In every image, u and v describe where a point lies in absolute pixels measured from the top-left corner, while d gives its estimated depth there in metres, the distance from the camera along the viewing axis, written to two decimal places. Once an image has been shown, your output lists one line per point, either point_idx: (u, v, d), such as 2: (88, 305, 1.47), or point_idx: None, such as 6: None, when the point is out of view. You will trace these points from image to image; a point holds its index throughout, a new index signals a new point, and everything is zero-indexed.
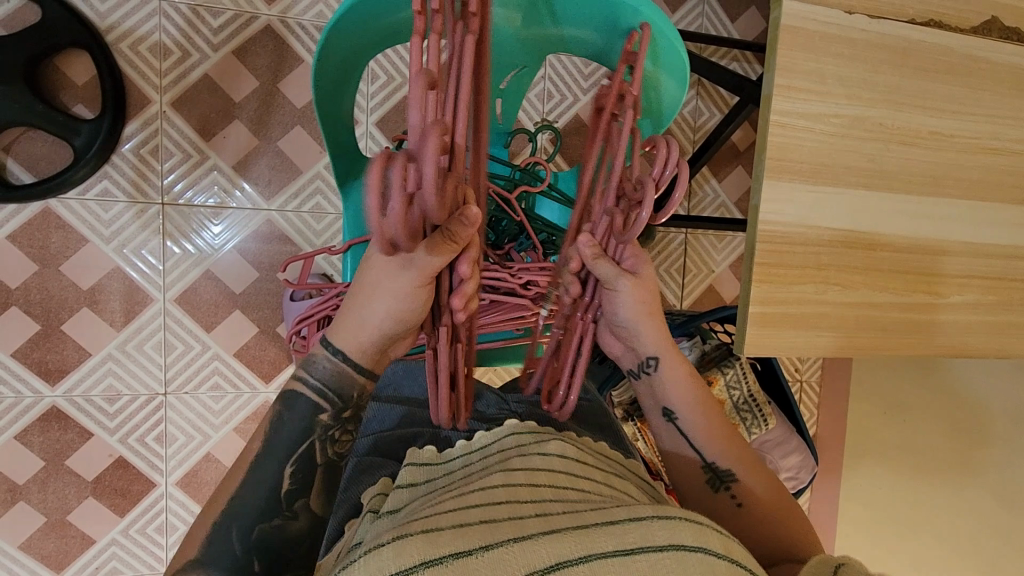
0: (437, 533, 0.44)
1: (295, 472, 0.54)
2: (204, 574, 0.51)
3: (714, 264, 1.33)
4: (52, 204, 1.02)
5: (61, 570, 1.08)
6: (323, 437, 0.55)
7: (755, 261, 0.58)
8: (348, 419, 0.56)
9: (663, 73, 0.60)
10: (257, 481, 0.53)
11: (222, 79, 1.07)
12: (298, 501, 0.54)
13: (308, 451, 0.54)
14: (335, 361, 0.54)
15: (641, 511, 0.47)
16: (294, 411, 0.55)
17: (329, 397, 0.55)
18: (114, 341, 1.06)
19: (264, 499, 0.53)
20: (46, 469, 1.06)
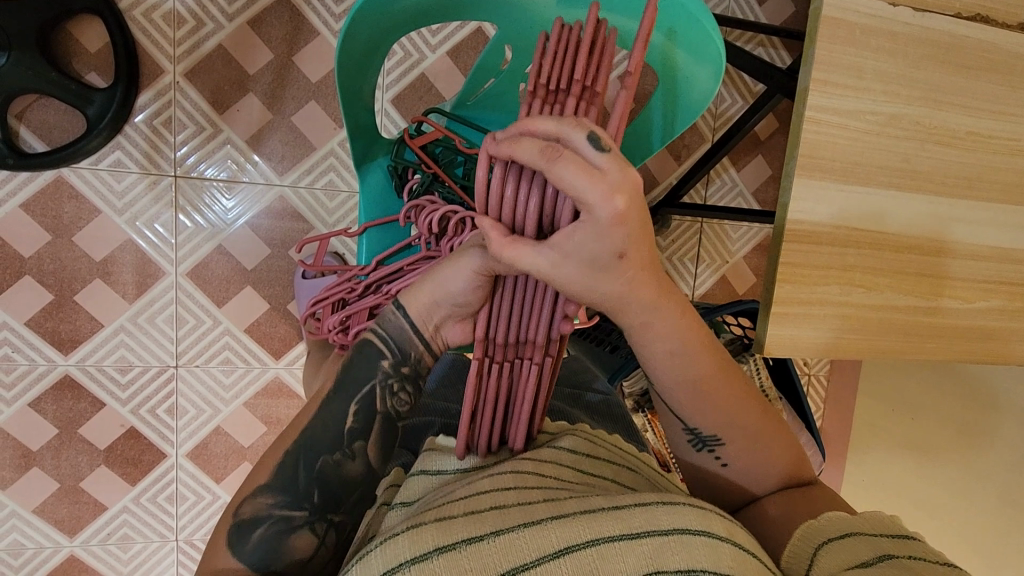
0: (450, 521, 0.45)
1: (358, 413, 0.57)
2: (267, 502, 0.55)
3: (728, 255, 1.32)
4: (65, 173, 1.01)
5: (74, 535, 1.11)
6: (386, 387, 0.58)
7: (780, 260, 0.57)
8: (409, 377, 0.58)
9: (695, 61, 0.59)
10: (323, 417, 0.57)
11: (236, 50, 1.05)
12: (359, 444, 0.57)
13: (371, 395, 0.57)
14: (399, 317, 0.56)
15: (646, 498, 0.48)
16: (362, 357, 0.58)
17: (392, 350, 0.57)
18: (126, 313, 1.07)
19: (326, 435, 0.57)
20: (60, 437, 1.07)
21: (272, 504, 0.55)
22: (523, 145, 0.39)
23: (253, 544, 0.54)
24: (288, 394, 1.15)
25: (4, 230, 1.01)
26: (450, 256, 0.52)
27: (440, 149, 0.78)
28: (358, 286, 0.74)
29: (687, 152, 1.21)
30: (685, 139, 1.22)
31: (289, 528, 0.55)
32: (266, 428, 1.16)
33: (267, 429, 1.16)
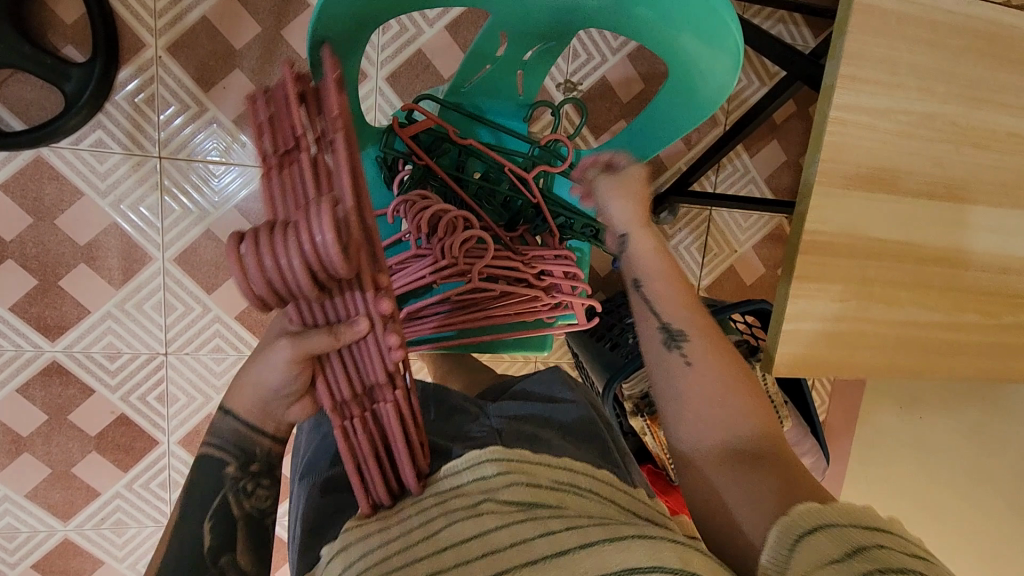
0: None
1: (215, 526, 0.50)
2: None
3: (737, 244, 1.27)
4: (44, 153, 0.97)
5: (67, 519, 1.10)
6: (239, 489, 0.51)
7: (794, 274, 0.52)
8: (258, 472, 0.52)
9: (711, 46, 0.52)
10: (179, 538, 0.49)
11: (221, 22, 0.98)
12: (224, 559, 0.50)
13: (224, 506, 0.50)
14: (228, 418, 0.51)
15: (590, 536, 0.43)
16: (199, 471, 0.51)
17: (232, 451, 0.51)
18: (113, 299, 1.04)
19: (185, 558, 0.49)
20: (49, 423, 1.06)
21: None
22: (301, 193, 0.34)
23: None
24: None
25: None
26: (261, 348, 0.48)
27: (433, 139, 0.72)
28: None
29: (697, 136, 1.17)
30: None
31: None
32: None
33: None
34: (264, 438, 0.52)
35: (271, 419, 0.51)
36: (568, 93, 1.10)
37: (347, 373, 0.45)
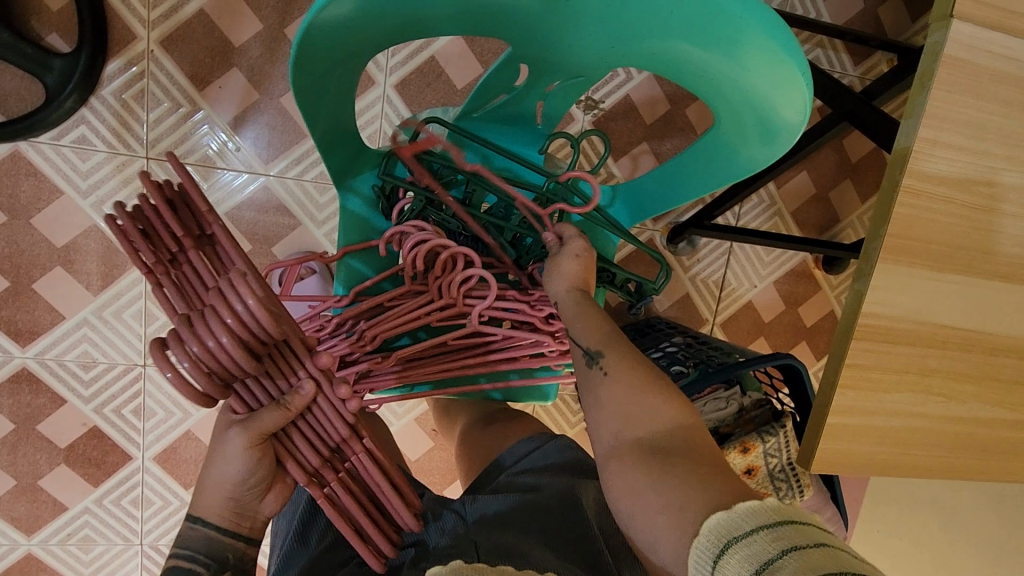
0: None
1: None
2: None
3: (756, 279, 1.20)
4: (22, 147, 0.90)
5: (32, 533, 1.04)
6: None
7: (845, 361, 0.45)
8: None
9: (773, 93, 0.45)
10: None
11: (220, 17, 0.91)
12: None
13: None
14: (195, 527, 0.52)
15: None
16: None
17: (206, 563, 0.52)
18: (91, 306, 0.97)
19: None
20: (17, 432, 1.00)
21: None
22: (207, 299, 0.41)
23: None
24: None
25: None
26: (214, 446, 0.50)
27: (439, 165, 0.65)
28: (329, 324, 0.63)
29: None
30: None
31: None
32: None
33: None
34: (240, 540, 0.53)
35: (246, 518, 0.53)
36: (588, 112, 1.03)
37: (314, 436, 0.51)
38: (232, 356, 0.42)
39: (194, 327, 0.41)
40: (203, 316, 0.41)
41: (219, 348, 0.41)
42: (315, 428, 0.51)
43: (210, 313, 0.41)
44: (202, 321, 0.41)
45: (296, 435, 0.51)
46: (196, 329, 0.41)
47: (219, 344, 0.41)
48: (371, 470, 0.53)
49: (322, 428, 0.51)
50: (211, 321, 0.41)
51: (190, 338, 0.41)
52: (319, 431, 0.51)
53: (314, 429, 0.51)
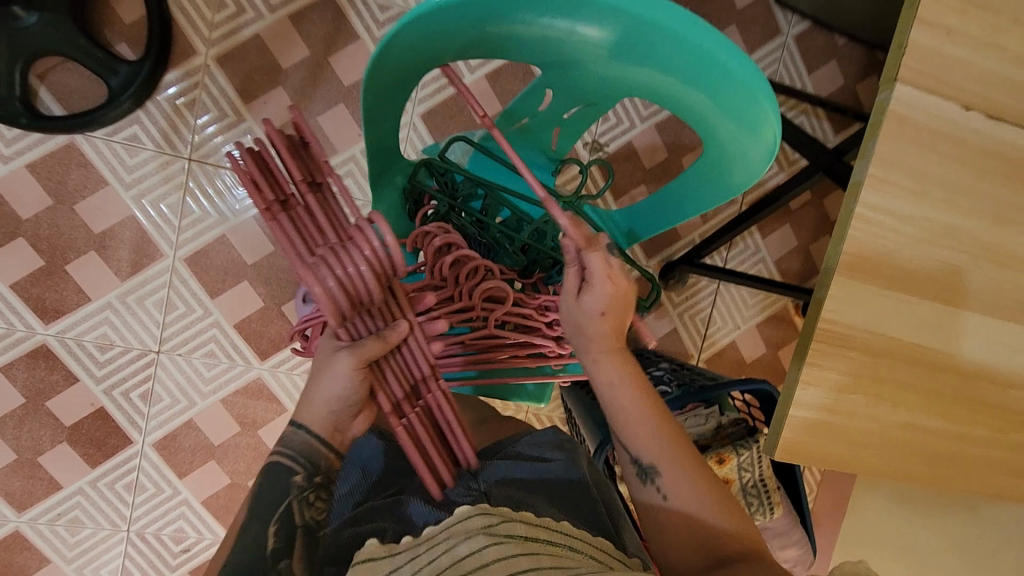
0: None
1: (278, 532, 0.55)
2: None
3: (741, 320, 1.28)
4: (77, 140, 0.99)
5: (22, 510, 1.06)
6: (301, 499, 0.57)
7: (806, 361, 0.52)
8: (323, 484, 0.59)
9: (751, 137, 0.52)
10: (242, 541, 0.54)
11: (273, 42, 1.02)
12: (284, 565, 0.53)
13: (288, 511, 0.56)
14: (300, 431, 0.58)
15: None
16: (267, 480, 0.57)
17: (302, 463, 0.58)
18: (117, 291, 1.03)
19: (246, 560, 0.53)
20: (26, 407, 1.03)
21: None
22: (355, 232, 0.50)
23: None
24: (268, 398, 1.11)
25: (6, 190, 0.97)
26: (318, 372, 0.58)
27: (462, 178, 0.74)
28: None
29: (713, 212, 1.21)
30: None
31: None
32: (240, 428, 1.11)
33: (241, 430, 1.11)
34: (331, 452, 0.59)
35: (340, 434, 0.60)
36: (593, 153, 1.14)
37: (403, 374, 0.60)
38: (371, 279, 0.51)
39: (350, 252, 0.50)
40: (355, 244, 0.50)
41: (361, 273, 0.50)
42: (403, 364, 0.60)
43: (359, 241, 0.50)
44: (354, 246, 0.50)
45: (385, 368, 0.59)
46: (344, 257, 0.50)
47: (361, 268, 0.50)
48: (444, 407, 0.60)
49: (409, 364, 0.59)
50: (359, 247, 0.50)
51: (341, 262, 0.50)
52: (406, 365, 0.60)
53: (403, 365, 0.60)
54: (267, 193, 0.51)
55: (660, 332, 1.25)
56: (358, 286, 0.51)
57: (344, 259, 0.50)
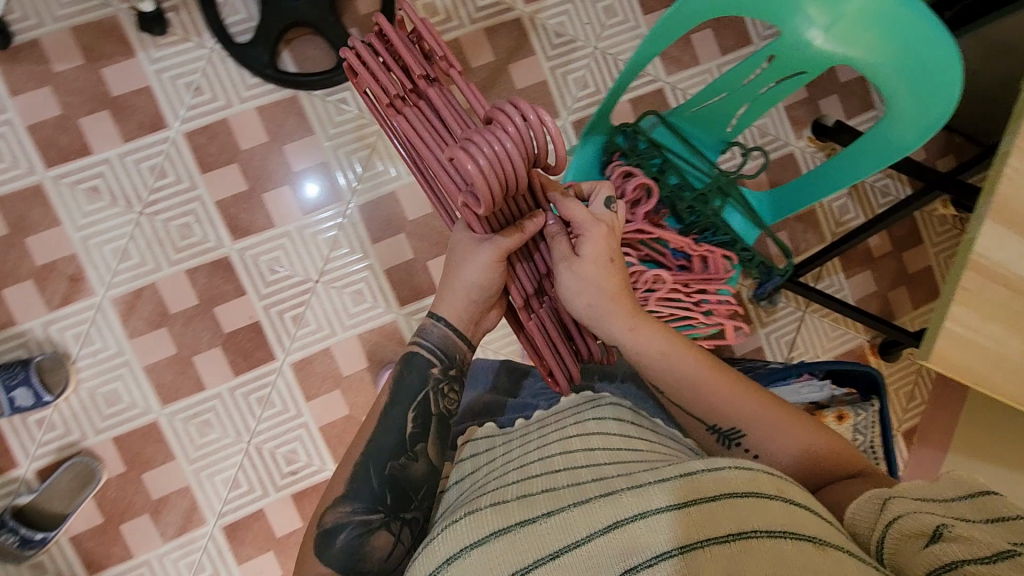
0: (503, 506, 0.57)
1: (415, 418, 0.75)
2: (347, 510, 0.70)
3: (821, 350, 1.39)
4: (300, 95, 1.19)
5: (166, 403, 1.16)
6: (434, 389, 0.76)
7: (957, 283, 0.66)
8: (453, 377, 0.78)
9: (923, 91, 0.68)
10: (387, 428, 0.74)
11: (468, 46, 1.25)
12: (420, 446, 0.74)
13: (426, 398, 0.76)
14: (440, 327, 0.77)
15: (692, 466, 0.53)
16: (410, 368, 0.77)
17: (439, 357, 0.77)
18: (297, 222, 1.20)
19: (391, 443, 0.73)
20: (196, 308, 1.17)
21: (351, 512, 0.70)
22: (501, 111, 0.62)
23: (340, 545, 0.69)
24: (398, 341, 1.23)
25: (234, 123, 1.17)
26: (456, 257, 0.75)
27: (646, 145, 0.91)
28: None
29: (805, 246, 1.39)
30: (807, 237, 1.40)
31: (366, 530, 0.69)
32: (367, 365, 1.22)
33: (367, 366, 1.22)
34: (462, 342, 0.78)
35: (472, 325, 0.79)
36: None
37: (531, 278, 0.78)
38: (506, 148, 0.61)
39: (499, 124, 0.61)
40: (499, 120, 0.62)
41: (501, 144, 0.61)
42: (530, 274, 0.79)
43: (499, 119, 0.62)
44: (507, 120, 0.61)
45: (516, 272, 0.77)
46: (491, 134, 0.61)
47: (496, 136, 0.61)
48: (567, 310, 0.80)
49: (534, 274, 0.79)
50: (503, 116, 0.62)
51: (494, 134, 0.61)
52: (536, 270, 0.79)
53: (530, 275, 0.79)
54: (391, 87, 0.74)
55: (748, 346, 1.36)
56: (500, 155, 0.61)
57: (484, 142, 0.61)
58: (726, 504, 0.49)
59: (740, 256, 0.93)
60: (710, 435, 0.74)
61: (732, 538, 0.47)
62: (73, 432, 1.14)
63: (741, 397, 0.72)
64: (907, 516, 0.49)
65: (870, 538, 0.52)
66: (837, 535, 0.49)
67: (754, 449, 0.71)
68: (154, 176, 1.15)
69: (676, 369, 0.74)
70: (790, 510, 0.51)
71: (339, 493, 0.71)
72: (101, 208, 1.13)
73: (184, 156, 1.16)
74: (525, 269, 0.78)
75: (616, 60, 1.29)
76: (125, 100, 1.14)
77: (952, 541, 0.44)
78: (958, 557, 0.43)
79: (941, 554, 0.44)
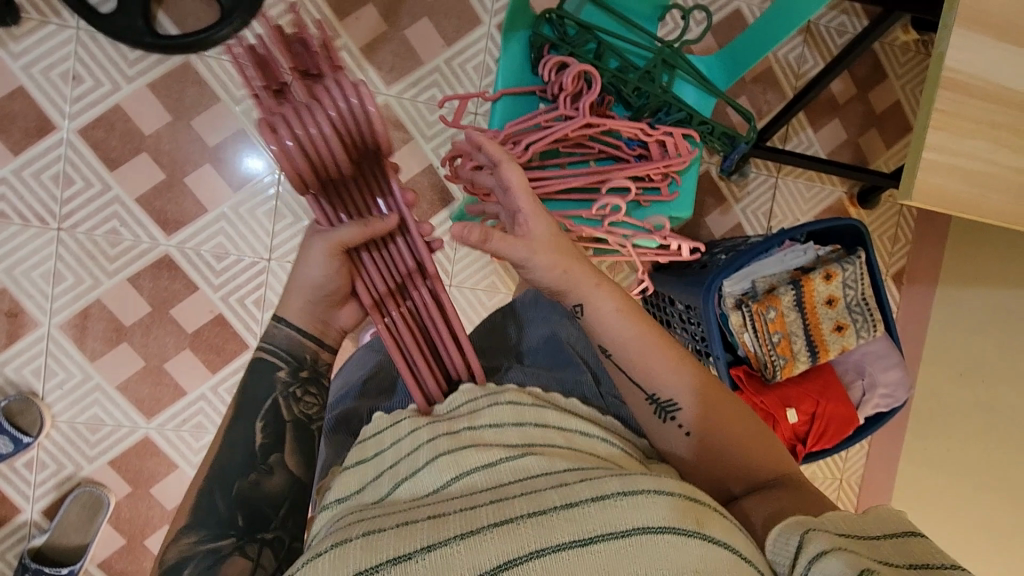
0: (377, 537, 0.48)
1: (264, 429, 0.70)
2: (190, 543, 0.64)
3: (800, 214, 1.35)
4: (192, 60, 1.07)
5: (151, 415, 1.12)
6: (285, 393, 0.72)
7: (933, 105, 0.63)
8: (305, 380, 0.73)
9: None
10: (230, 447, 0.69)
11: None
12: (274, 459, 0.70)
13: (275, 405, 0.71)
14: (281, 326, 0.72)
15: (604, 489, 0.48)
16: (255, 374, 0.72)
17: (286, 359, 0.72)
18: (230, 202, 1.11)
19: (239, 461, 0.68)
20: (152, 315, 1.10)
21: (195, 544, 0.64)
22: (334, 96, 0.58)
23: None
24: None
25: (128, 106, 1.05)
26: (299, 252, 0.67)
27: (575, 31, 0.82)
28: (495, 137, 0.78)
29: (768, 107, 1.32)
30: (768, 97, 1.32)
31: (217, 560, 0.64)
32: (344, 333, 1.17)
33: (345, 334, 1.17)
34: (312, 343, 0.73)
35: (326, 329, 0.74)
36: None
37: (385, 272, 0.68)
38: (337, 133, 0.59)
39: (333, 111, 0.58)
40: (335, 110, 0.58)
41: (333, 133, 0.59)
42: (382, 266, 0.68)
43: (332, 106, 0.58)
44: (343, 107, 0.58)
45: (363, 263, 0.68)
46: (325, 119, 0.58)
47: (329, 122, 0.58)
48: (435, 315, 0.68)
49: (387, 266, 0.68)
50: (340, 102, 0.58)
51: (331, 123, 0.58)
52: (390, 266, 0.68)
53: (382, 266, 0.68)
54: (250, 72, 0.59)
55: (726, 226, 1.32)
56: (330, 138, 0.59)
57: (315, 124, 0.58)
58: (631, 549, 0.46)
59: (700, 131, 0.87)
60: (646, 405, 0.68)
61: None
62: (66, 465, 1.11)
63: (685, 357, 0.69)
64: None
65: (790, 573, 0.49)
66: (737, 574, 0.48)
67: (688, 426, 0.66)
68: (59, 185, 1.05)
69: (623, 330, 0.68)
70: (705, 550, 0.47)
71: (180, 523, 0.66)
72: (15, 233, 1.04)
73: (86, 156, 1.05)
74: (377, 262, 0.68)
75: None
76: (0, 107, 1.02)
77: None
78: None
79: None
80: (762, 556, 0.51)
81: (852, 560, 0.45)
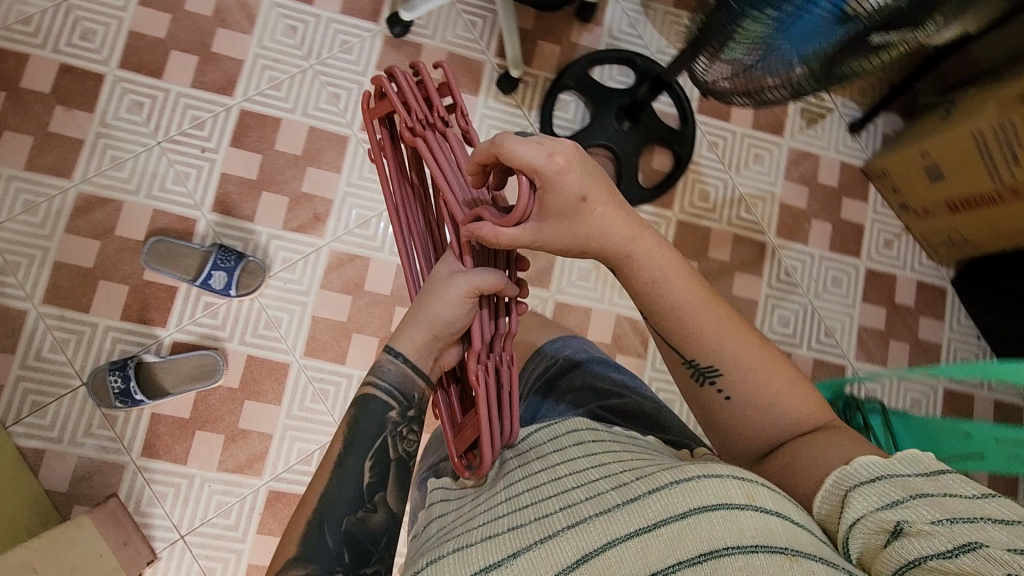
0: (467, 550, 0.52)
1: (372, 466, 0.67)
2: (301, 574, 0.62)
3: None
4: None
5: (308, 355, 1.22)
6: (396, 431, 0.69)
7: None
8: (414, 416, 0.70)
9: None
10: (341, 482, 0.65)
11: (715, 239, 1.40)
12: (379, 497, 0.66)
13: (386, 442, 0.68)
14: (399, 362, 0.67)
15: (659, 483, 0.50)
16: (368, 409, 0.68)
17: (397, 397, 0.68)
18: None
19: (349, 496, 0.65)
20: (386, 299, 1.26)
21: (306, 575, 0.62)
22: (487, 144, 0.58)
23: None
24: None
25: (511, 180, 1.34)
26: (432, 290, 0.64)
27: None
28: None
29: None
30: None
31: None
32: None
33: None
34: (425, 380, 0.68)
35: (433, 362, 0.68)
36: None
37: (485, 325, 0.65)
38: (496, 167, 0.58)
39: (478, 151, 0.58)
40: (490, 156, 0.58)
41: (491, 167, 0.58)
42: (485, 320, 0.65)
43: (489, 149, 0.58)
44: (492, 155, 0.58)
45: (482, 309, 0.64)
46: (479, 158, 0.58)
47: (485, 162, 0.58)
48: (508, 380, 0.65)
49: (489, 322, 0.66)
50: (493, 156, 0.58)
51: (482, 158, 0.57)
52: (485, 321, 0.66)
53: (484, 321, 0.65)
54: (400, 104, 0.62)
55: None
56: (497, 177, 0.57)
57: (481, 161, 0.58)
58: (693, 525, 0.46)
59: None
60: (685, 370, 0.68)
61: (699, 560, 0.44)
62: (225, 329, 1.19)
63: (760, 358, 0.65)
64: (863, 539, 0.46)
65: (832, 521, 0.50)
66: (808, 542, 0.46)
67: (726, 389, 0.65)
68: None
69: (746, 375, 0.64)
70: (764, 519, 0.46)
71: (290, 553, 0.63)
72: (375, 180, 1.28)
73: None
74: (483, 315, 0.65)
75: (820, 321, 1.41)
76: None
77: (912, 539, 0.43)
78: (922, 553, 0.42)
79: (905, 551, 0.43)
80: (821, 522, 0.51)
81: (879, 494, 0.47)
